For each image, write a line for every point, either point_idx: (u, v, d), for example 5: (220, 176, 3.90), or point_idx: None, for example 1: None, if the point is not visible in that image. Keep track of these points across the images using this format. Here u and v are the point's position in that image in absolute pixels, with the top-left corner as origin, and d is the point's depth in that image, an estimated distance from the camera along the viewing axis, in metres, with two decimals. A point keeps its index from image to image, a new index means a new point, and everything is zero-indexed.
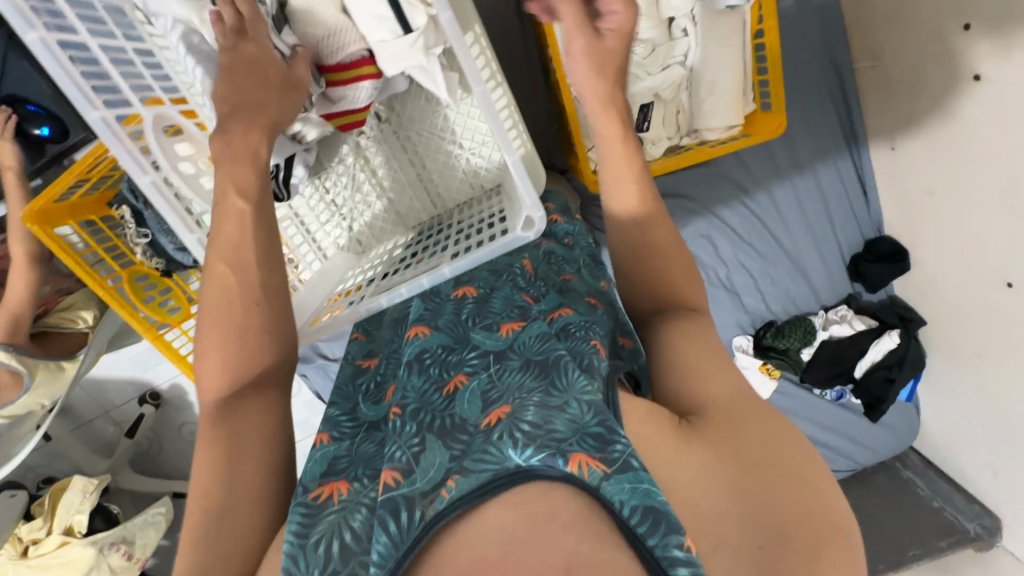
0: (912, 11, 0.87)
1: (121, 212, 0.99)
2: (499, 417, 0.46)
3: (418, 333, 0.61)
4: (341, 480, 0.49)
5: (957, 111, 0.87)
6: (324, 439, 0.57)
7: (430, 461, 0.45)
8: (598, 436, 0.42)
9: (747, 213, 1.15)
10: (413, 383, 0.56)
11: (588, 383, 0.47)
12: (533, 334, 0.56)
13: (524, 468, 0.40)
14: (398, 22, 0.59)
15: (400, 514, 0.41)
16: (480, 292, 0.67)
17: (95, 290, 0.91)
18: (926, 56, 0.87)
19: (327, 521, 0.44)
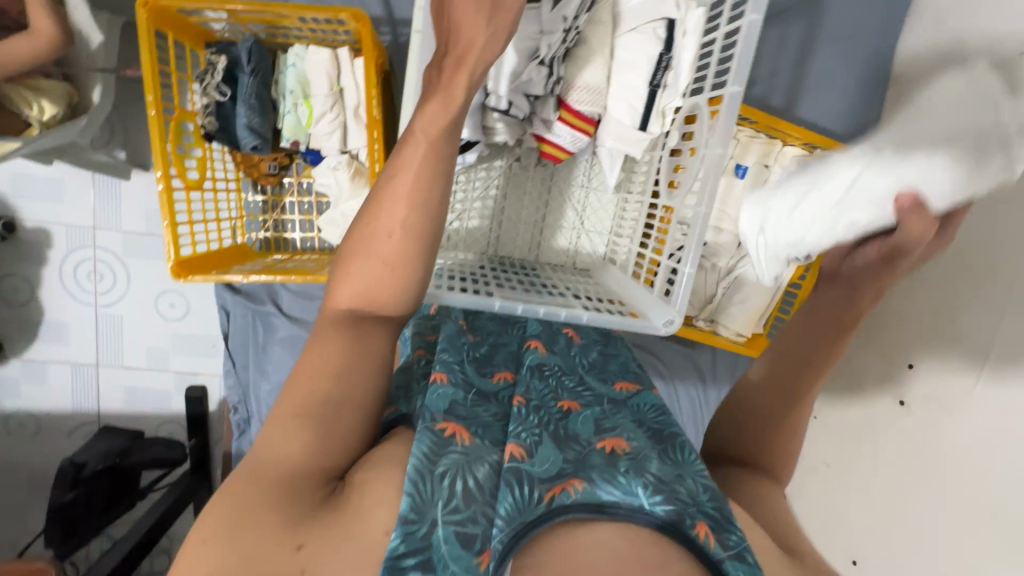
0: (877, 332, 1.16)
1: (214, 58, 0.91)
2: (614, 447, 0.58)
3: (537, 347, 0.70)
4: (462, 428, 0.59)
5: (876, 416, 1.13)
6: (441, 378, 0.64)
7: (549, 455, 0.55)
8: (716, 518, 0.52)
9: (696, 400, 1.33)
10: (536, 385, 0.65)
11: (702, 468, 0.58)
12: (649, 402, 0.68)
13: (646, 510, 0.50)
14: (641, 120, 0.72)
15: (522, 487, 0.51)
16: (587, 342, 0.77)
17: (150, 108, 0.80)
18: (873, 369, 1.14)
19: (451, 458, 0.55)
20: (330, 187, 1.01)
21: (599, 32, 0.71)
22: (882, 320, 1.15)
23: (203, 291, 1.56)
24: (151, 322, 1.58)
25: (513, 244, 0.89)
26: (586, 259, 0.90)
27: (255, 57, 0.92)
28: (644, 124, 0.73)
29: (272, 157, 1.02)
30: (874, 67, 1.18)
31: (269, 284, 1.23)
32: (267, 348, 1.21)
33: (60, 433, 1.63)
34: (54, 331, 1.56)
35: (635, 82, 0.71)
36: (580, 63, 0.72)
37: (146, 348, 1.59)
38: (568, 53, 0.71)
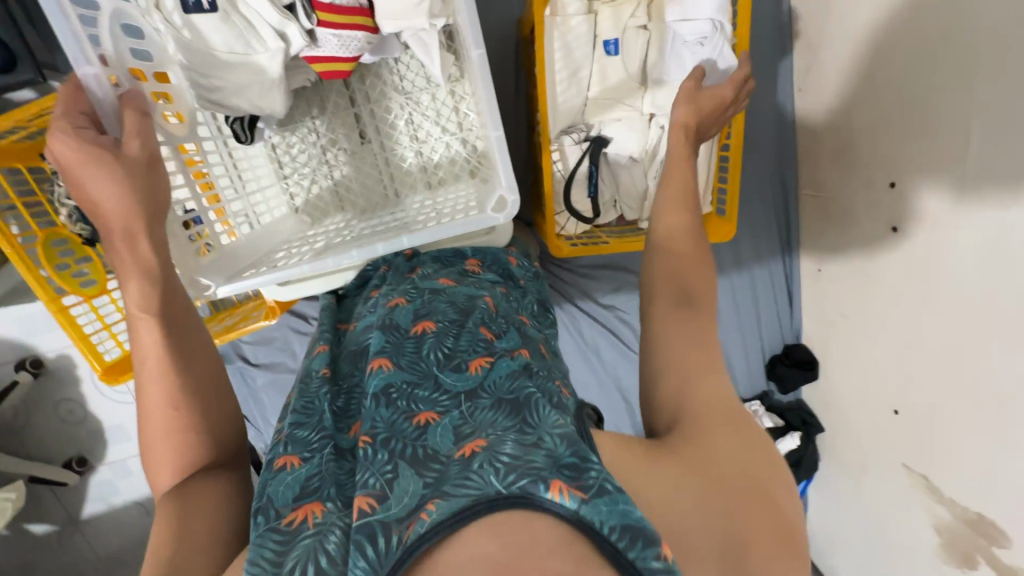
0: (856, 157, 0.98)
1: (55, 167, 0.90)
2: (474, 449, 0.44)
3: (382, 365, 0.54)
4: (313, 502, 0.45)
5: (875, 248, 0.97)
6: (291, 462, 0.48)
7: (406, 486, 0.43)
8: (573, 466, 0.42)
9: None
10: (383, 414, 0.50)
11: (559, 417, 0.47)
12: (502, 371, 0.53)
13: (504, 495, 0.39)
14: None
15: (375, 542, 0.39)
16: (440, 326, 0.59)
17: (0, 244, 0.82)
18: (860, 199, 0.98)
19: (302, 546, 0.41)
20: None
21: None
22: (855, 139, 0.97)
23: None
24: None
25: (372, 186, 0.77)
26: (452, 172, 0.76)
27: None
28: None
29: None
30: None
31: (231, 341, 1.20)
32: None
33: None
34: (118, 431, 1.75)
35: None
36: None
37: None
38: None
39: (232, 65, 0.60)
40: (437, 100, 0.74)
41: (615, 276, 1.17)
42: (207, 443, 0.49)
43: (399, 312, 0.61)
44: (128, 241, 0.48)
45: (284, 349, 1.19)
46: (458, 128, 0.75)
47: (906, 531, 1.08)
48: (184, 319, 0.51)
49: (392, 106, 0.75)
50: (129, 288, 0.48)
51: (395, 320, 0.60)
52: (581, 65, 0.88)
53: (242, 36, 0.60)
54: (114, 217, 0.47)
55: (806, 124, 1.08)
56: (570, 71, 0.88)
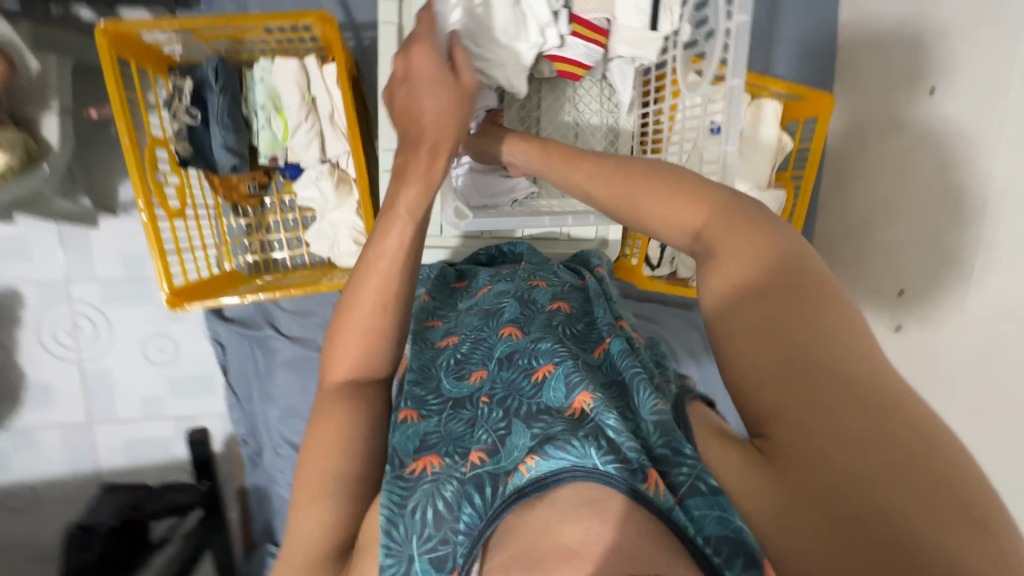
0: (867, 266, 1.18)
1: (180, 83, 0.90)
2: (583, 408, 0.53)
3: (511, 334, 0.66)
4: (433, 454, 0.55)
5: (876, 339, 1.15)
6: (412, 415, 0.60)
7: (515, 443, 0.53)
8: (666, 458, 0.50)
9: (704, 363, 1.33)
10: (503, 375, 0.62)
11: (656, 403, 0.55)
12: (616, 349, 0.63)
13: (599, 470, 0.46)
14: (650, 18, 0.72)
15: (485, 488, 0.49)
16: (573, 311, 0.71)
17: (123, 138, 0.78)
18: (868, 301, 1.18)
19: (422, 490, 0.50)
20: (314, 200, 1.01)
21: None
22: (868, 253, 1.18)
23: (192, 330, 1.50)
24: (139, 369, 1.51)
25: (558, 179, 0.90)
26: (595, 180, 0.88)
27: (223, 75, 0.89)
28: (653, 23, 0.72)
29: (250, 177, 1.01)
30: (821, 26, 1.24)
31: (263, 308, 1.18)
32: (271, 373, 1.16)
33: (59, 501, 1.55)
34: (39, 396, 1.48)
35: None
36: None
37: (141, 398, 1.53)
38: None
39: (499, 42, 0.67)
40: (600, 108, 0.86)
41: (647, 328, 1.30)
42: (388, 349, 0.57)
43: (537, 289, 0.73)
44: (428, 154, 0.55)
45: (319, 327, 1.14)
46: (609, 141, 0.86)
47: None
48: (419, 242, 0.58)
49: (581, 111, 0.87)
50: (406, 193, 0.56)
51: (531, 296, 0.72)
52: None
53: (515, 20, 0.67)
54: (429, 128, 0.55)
55: (825, 236, 1.30)
56: None
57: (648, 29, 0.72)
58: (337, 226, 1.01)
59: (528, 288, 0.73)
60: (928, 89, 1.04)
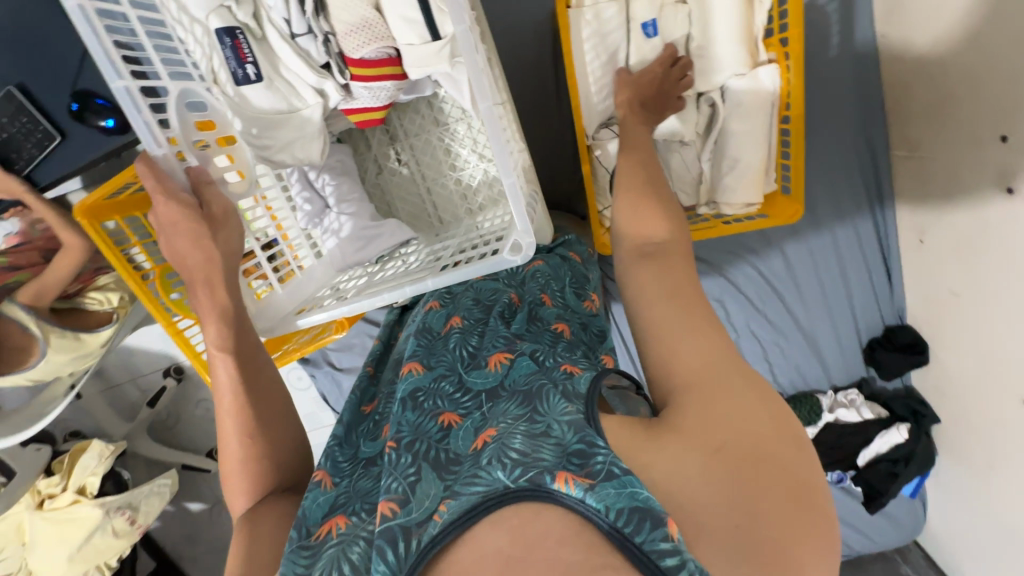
0: (951, 110, 0.83)
1: None
2: (487, 439, 0.53)
3: (411, 370, 0.64)
4: (340, 516, 0.54)
5: (980, 210, 0.83)
6: (324, 480, 0.59)
7: (425, 491, 0.50)
8: (581, 454, 0.47)
9: (761, 282, 1.14)
10: (408, 418, 0.58)
11: (567, 405, 0.52)
12: (521, 370, 0.60)
13: (512, 488, 0.44)
14: (427, 29, 0.58)
15: (398, 543, 0.46)
16: (467, 325, 0.71)
17: (129, 284, 0.97)
18: (962, 159, 0.84)
19: (327, 555, 0.49)
20: None
21: None
22: (951, 92, 0.82)
23: None
24: None
25: (434, 204, 0.81)
26: (490, 195, 0.78)
27: None
28: (434, 30, 0.58)
29: None
30: None
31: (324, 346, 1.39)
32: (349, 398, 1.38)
33: None
34: None
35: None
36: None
37: None
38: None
39: (280, 124, 0.64)
40: (472, 129, 0.76)
41: None
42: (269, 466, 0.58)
43: (433, 316, 0.73)
44: (207, 289, 0.55)
45: (363, 354, 1.30)
46: (493, 153, 0.76)
47: None
48: (253, 355, 0.60)
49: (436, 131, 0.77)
50: (201, 299, 0.55)
51: (429, 326, 0.72)
52: (616, 50, 0.84)
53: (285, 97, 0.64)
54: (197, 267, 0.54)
55: (895, 78, 0.93)
56: (603, 61, 0.84)
57: (429, 43, 0.58)
58: None
59: (426, 319, 0.73)
60: None
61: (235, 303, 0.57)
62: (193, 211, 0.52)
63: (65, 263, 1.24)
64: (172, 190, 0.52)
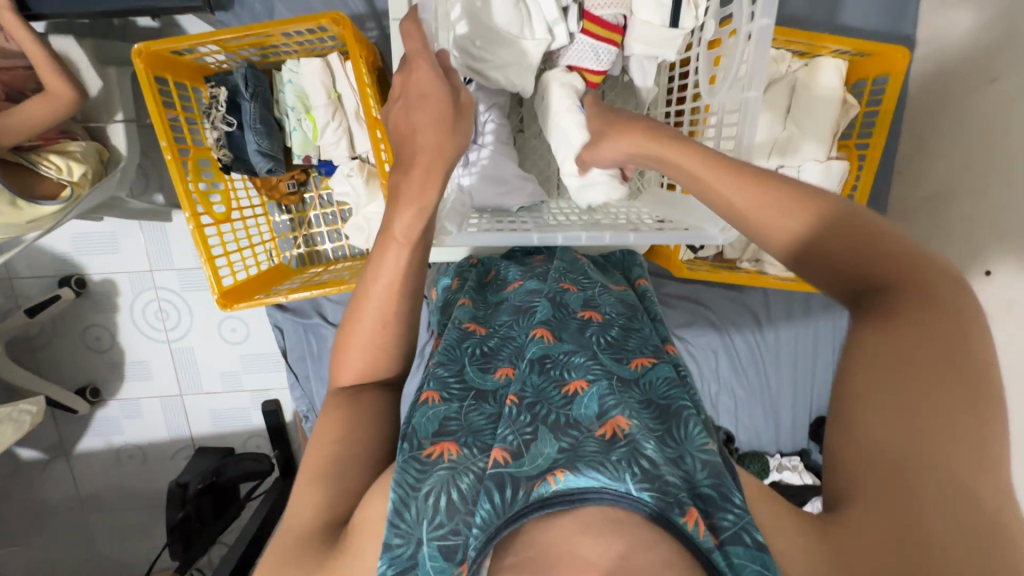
0: (946, 243, 1.05)
1: (214, 91, 0.93)
2: (615, 431, 0.52)
3: (542, 336, 0.64)
4: (451, 442, 0.54)
5: None
6: (434, 397, 0.60)
7: (541, 450, 0.51)
8: (710, 499, 0.47)
9: (752, 343, 1.29)
10: (533, 379, 0.60)
11: (705, 442, 0.53)
12: (660, 375, 0.60)
13: (631, 495, 0.44)
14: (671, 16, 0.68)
15: (505, 490, 0.47)
16: (606, 319, 0.68)
17: (163, 149, 0.84)
18: None
19: (438, 475, 0.50)
20: (348, 196, 1.02)
21: None
22: (949, 228, 1.04)
23: (256, 313, 1.61)
24: (216, 347, 1.67)
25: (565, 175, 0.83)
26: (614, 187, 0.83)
27: (252, 81, 0.93)
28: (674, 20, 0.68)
29: (288, 176, 1.05)
30: None
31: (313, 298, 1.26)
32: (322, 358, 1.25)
33: (165, 458, 1.79)
34: (139, 369, 1.70)
35: None
36: None
37: (220, 373, 1.69)
38: None
39: (503, 45, 0.65)
40: (622, 122, 0.81)
41: (692, 309, 1.28)
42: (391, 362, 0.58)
43: (569, 295, 0.71)
44: (422, 172, 0.52)
45: None
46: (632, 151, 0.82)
47: None
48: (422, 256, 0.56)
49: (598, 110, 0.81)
50: (411, 178, 0.53)
51: (563, 298, 0.70)
52: None
53: (519, 20, 0.65)
54: (426, 148, 0.53)
55: (900, 207, 1.16)
56: None
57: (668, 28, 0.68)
58: (371, 220, 1.02)
59: (559, 292, 0.71)
60: None
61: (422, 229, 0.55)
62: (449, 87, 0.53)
63: (34, 107, 1.01)
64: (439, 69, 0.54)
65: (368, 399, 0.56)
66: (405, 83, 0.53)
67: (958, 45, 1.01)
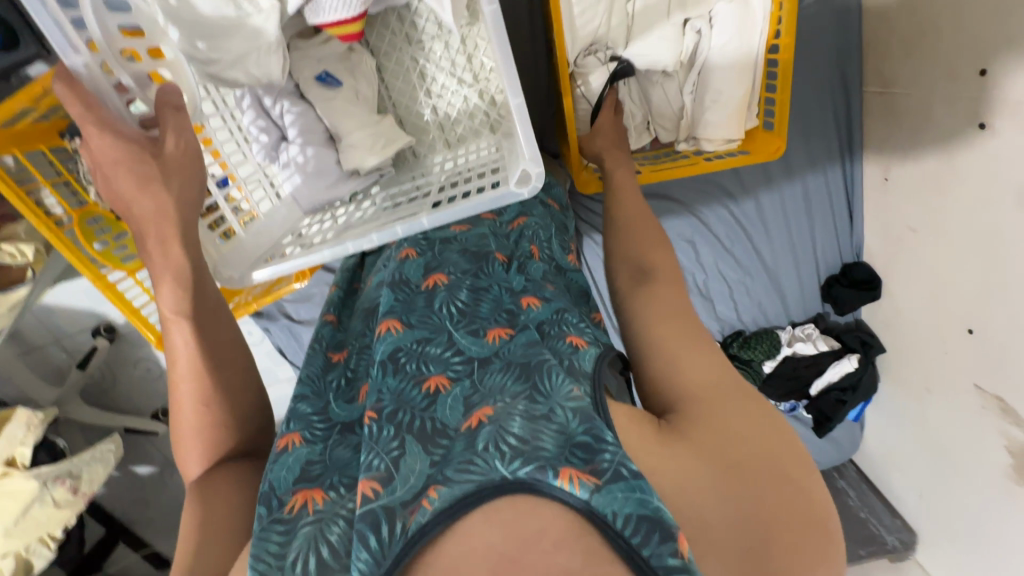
0: (934, 41, 0.83)
1: (73, 146, 0.90)
2: (480, 420, 0.45)
3: (389, 329, 0.55)
4: (316, 488, 0.47)
5: (953, 150, 0.85)
6: (295, 440, 0.52)
7: (410, 467, 0.43)
8: (586, 447, 0.41)
9: (730, 220, 1.13)
10: (389, 384, 0.51)
11: (574, 388, 0.46)
12: (520, 343, 0.53)
13: (510, 481, 0.38)
14: None
15: (382, 527, 0.39)
16: (451, 281, 0.60)
17: (41, 231, 0.83)
18: (939, 93, 0.84)
19: (302, 535, 0.42)
20: None
21: None
22: (936, 22, 0.82)
23: None
24: None
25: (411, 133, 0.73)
26: (471, 127, 0.71)
27: None
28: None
29: None
30: None
31: None
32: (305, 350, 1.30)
33: None
34: None
35: None
36: None
37: None
38: None
39: (228, 32, 0.54)
40: (450, 48, 0.67)
41: (656, 203, 1.10)
42: (227, 438, 0.51)
43: (409, 266, 0.62)
44: (157, 242, 0.46)
45: (322, 304, 1.22)
46: (474, 80, 0.69)
47: (971, 456, 1.03)
48: (216, 313, 0.51)
49: (416, 47, 0.68)
50: (150, 248, 0.46)
51: (405, 274, 0.61)
52: None
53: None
54: (145, 219, 0.45)
55: (876, 10, 0.92)
56: None
57: None
58: None
59: (400, 267, 0.63)
60: None
61: (198, 276, 0.48)
62: (140, 143, 0.44)
63: None
64: (117, 126, 0.43)
65: (222, 479, 0.49)
66: (87, 155, 0.43)
67: None
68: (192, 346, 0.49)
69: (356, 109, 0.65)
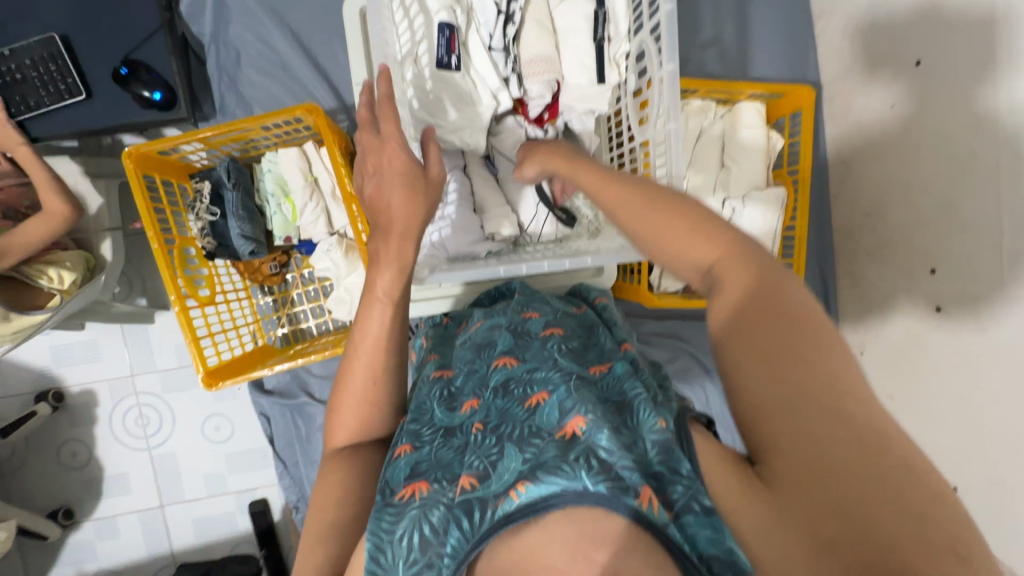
0: (892, 251, 1.13)
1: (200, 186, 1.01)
2: (574, 431, 0.50)
3: (505, 363, 0.65)
4: (422, 481, 0.52)
5: (917, 330, 1.07)
6: (405, 449, 0.57)
7: (506, 465, 0.49)
8: (660, 476, 0.47)
9: None
10: (498, 403, 0.59)
11: (657, 424, 0.52)
12: (616, 375, 0.61)
13: (592, 492, 0.43)
14: (597, 74, 0.81)
15: (474, 514, 0.46)
16: (567, 334, 0.71)
17: (152, 241, 0.89)
18: (900, 286, 1.11)
19: (410, 516, 0.48)
20: (330, 270, 1.07)
21: (538, 34, 0.81)
22: (894, 239, 1.12)
23: (241, 406, 1.58)
24: (200, 450, 1.60)
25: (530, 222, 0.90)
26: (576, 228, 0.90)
27: (234, 173, 1.00)
28: (600, 77, 0.81)
29: (271, 258, 1.09)
30: (799, 23, 1.24)
31: (297, 377, 1.27)
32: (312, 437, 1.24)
33: None
34: (117, 484, 1.60)
35: (584, 41, 0.80)
36: (527, 37, 0.81)
37: (203, 476, 1.61)
38: (517, 35, 0.82)
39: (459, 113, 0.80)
40: None
41: (675, 346, 1.28)
42: (380, 418, 0.63)
43: (534, 322, 0.73)
44: (399, 241, 0.63)
45: None
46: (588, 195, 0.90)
47: None
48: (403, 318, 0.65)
49: None
50: (395, 246, 0.63)
51: (524, 325, 0.72)
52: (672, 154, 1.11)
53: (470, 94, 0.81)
54: (397, 219, 0.64)
55: (845, 226, 1.25)
56: None
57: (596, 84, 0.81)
58: (352, 290, 1.06)
59: (522, 321, 0.74)
60: (911, 62, 1.03)
61: (403, 291, 0.64)
62: (420, 171, 0.66)
63: (32, 231, 1.06)
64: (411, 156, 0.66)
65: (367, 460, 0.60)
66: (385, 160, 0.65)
67: (855, 82, 1.17)
68: (383, 329, 0.62)
69: (500, 191, 0.84)
